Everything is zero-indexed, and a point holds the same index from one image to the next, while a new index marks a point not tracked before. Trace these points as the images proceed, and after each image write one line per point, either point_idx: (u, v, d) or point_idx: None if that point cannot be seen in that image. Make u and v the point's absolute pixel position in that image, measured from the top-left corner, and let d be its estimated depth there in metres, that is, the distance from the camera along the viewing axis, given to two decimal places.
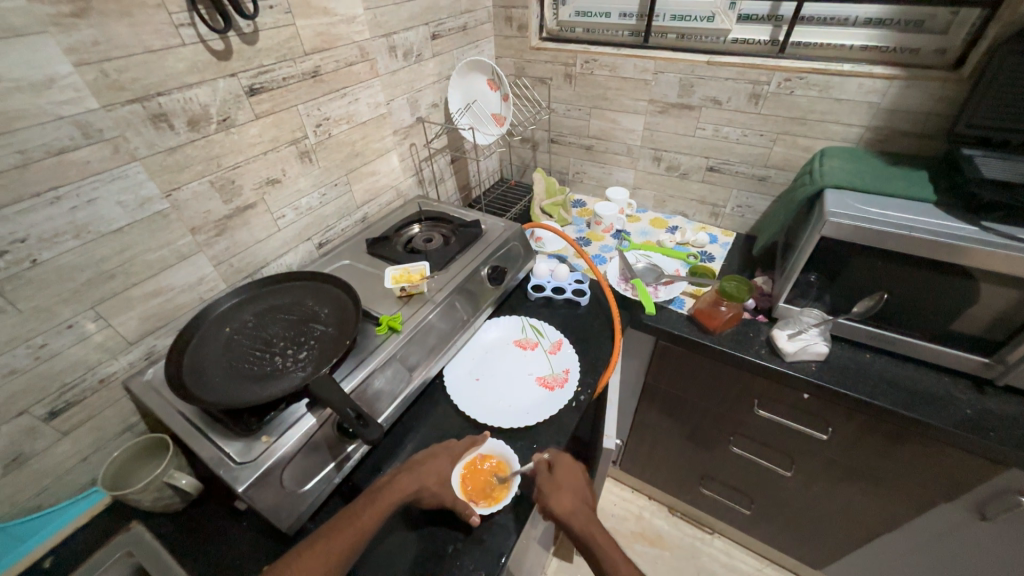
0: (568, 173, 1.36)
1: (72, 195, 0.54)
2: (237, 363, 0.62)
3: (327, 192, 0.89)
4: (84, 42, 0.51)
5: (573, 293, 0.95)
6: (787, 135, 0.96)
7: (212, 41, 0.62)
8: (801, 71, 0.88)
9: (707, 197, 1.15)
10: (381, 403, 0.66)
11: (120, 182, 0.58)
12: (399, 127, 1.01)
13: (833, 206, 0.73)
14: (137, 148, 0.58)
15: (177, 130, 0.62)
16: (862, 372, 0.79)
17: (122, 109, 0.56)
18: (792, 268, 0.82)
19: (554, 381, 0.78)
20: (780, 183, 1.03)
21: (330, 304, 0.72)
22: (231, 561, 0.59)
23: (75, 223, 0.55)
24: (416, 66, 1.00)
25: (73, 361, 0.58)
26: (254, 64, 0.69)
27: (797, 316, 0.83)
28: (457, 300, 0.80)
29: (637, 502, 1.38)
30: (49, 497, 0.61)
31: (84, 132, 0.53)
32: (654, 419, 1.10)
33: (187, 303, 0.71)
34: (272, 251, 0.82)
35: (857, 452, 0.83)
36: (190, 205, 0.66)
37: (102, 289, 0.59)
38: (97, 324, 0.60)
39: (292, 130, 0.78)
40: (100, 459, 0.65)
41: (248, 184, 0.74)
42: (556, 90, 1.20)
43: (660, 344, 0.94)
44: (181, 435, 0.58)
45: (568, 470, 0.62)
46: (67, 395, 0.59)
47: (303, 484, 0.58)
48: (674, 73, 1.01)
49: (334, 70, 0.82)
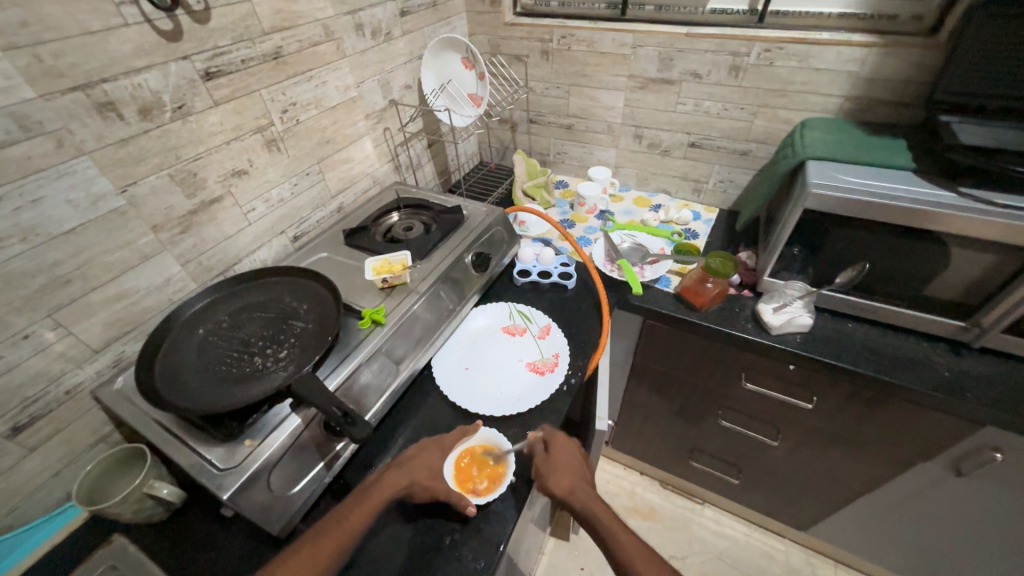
0: (549, 154, 1.33)
1: (14, 194, 0.49)
2: (212, 366, 0.59)
3: (298, 182, 0.85)
4: (10, 23, 0.46)
5: (560, 276, 0.94)
6: (767, 108, 0.95)
7: (159, 20, 0.57)
8: (780, 41, 0.87)
9: (689, 173, 1.14)
10: (369, 399, 0.65)
11: (68, 178, 0.53)
12: (370, 111, 0.96)
13: (816, 177, 0.72)
14: (83, 140, 0.54)
15: (127, 120, 0.57)
16: (845, 341, 0.80)
17: (63, 98, 0.51)
18: (776, 242, 0.82)
19: (544, 365, 0.77)
20: (762, 156, 1.03)
21: (309, 299, 0.69)
22: (222, 568, 0.57)
23: (20, 226, 0.50)
24: (386, 45, 0.95)
25: (34, 373, 0.55)
26: (209, 45, 0.64)
27: (782, 289, 0.84)
28: (442, 290, 0.78)
29: (629, 478, 1.40)
30: (21, 517, 0.58)
31: (21, 124, 0.48)
32: (644, 397, 1.11)
33: (155, 306, 0.67)
34: (244, 246, 0.78)
35: (840, 418, 0.85)
36: (149, 200, 0.62)
37: (59, 295, 0.55)
38: (56, 332, 0.56)
39: (257, 117, 0.73)
40: (73, 473, 0.62)
41: (212, 176, 0.70)
42: (534, 68, 1.17)
43: (648, 324, 0.94)
44: (158, 444, 0.55)
45: (565, 451, 0.62)
46: (31, 409, 0.55)
47: (292, 486, 0.56)
48: (653, 46, 0.98)
49: (297, 51, 0.77)
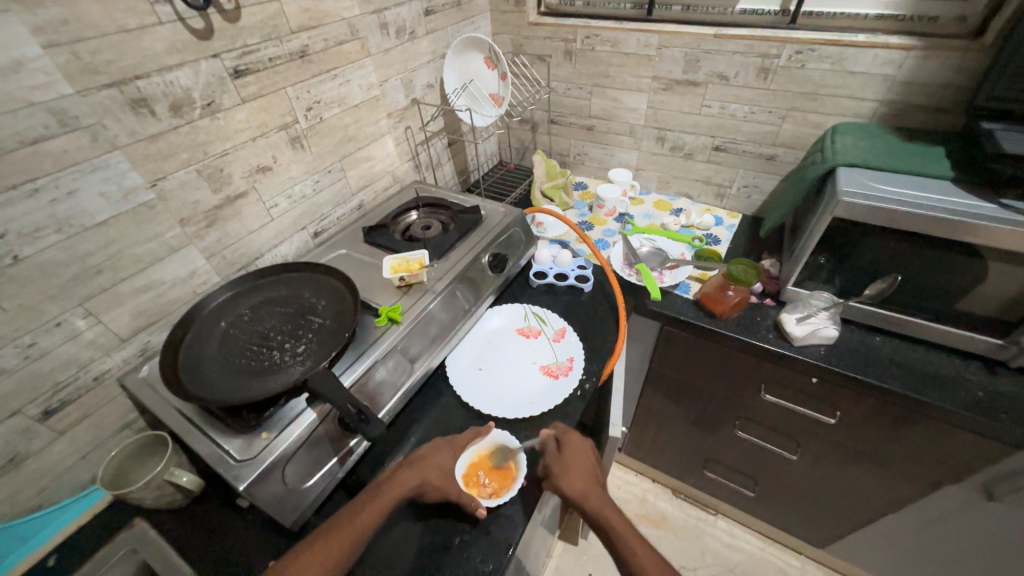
0: (569, 155, 1.32)
1: (51, 186, 0.51)
2: (232, 358, 0.61)
3: (321, 179, 0.86)
4: (51, 21, 0.47)
5: (576, 279, 0.93)
6: (797, 112, 0.93)
7: (191, 19, 0.59)
8: (813, 42, 0.84)
9: (712, 178, 1.12)
10: (384, 395, 0.65)
11: (101, 172, 0.55)
12: (393, 110, 0.97)
13: (846, 184, 0.70)
14: (117, 135, 0.55)
15: (159, 116, 0.59)
16: (872, 355, 0.77)
17: (99, 94, 0.53)
18: (801, 250, 0.79)
19: (558, 369, 0.76)
20: (789, 161, 1.00)
21: (327, 295, 0.70)
22: (237, 557, 0.58)
23: (56, 217, 0.52)
24: (409, 44, 0.96)
25: (64, 359, 0.57)
26: (239, 43, 0.65)
27: (805, 300, 0.82)
28: (458, 289, 0.78)
29: (640, 485, 1.38)
30: (50, 497, 0.60)
31: (59, 119, 0.50)
32: (658, 404, 1.10)
33: (180, 297, 0.68)
34: (266, 242, 0.79)
35: (863, 434, 0.82)
36: (177, 194, 0.64)
37: (91, 284, 0.57)
38: (87, 320, 0.58)
39: (282, 115, 0.75)
40: (99, 457, 0.64)
41: (238, 172, 0.71)
42: (556, 68, 1.16)
43: (665, 330, 0.92)
44: (179, 433, 0.57)
45: (578, 451, 0.61)
46: (61, 394, 0.58)
47: (306, 479, 0.57)
48: (679, 48, 0.97)
49: (323, 50, 0.78)
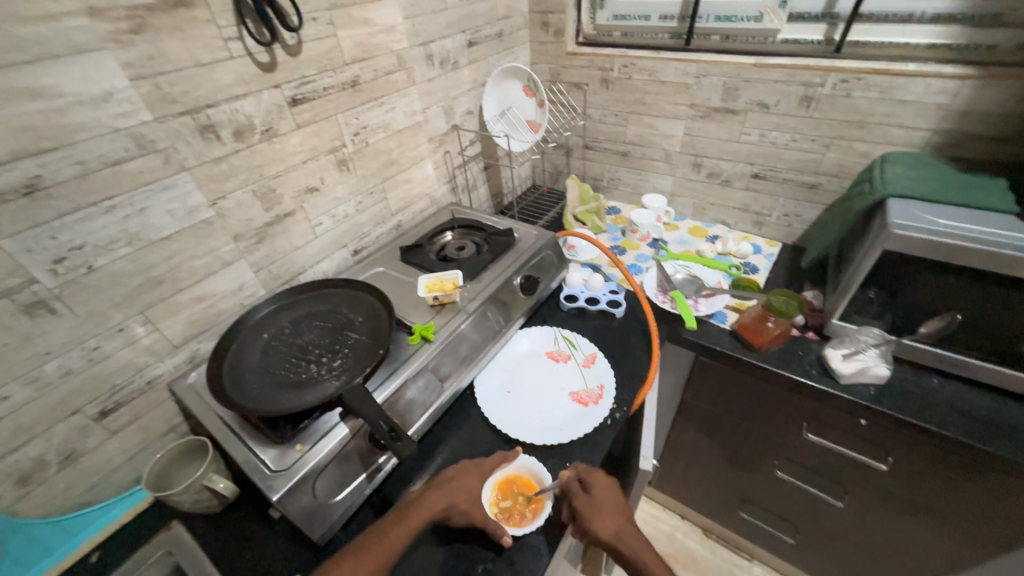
0: (602, 179, 1.33)
1: (125, 204, 0.56)
2: (273, 370, 0.63)
3: (363, 200, 0.90)
4: (139, 57, 0.53)
5: (608, 304, 0.92)
6: (842, 140, 0.90)
7: (258, 54, 0.64)
8: (860, 71, 0.82)
9: (750, 205, 1.09)
10: (414, 414, 0.66)
11: (170, 192, 0.59)
12: (433, 135, 1.01)
13: (897, 216, 0.67)
14: (186, 158, 0.60)
15: (223, 140, 0.64)
16: (929, 398, 0.72)
17: (173, 121, 0.57)
18: (848, 283, 0.76)
19: (588, 396, 0.75)
20: (833, 190, 0.97)
21: (364, 312, 0.72)
22: (264, 567, 0.59)
23: (127, 231, 0.57)
24: (452, 73, 1.00)
25: (123, 363, 0.61)
26: (298, 74, 0.70)
27: (854, 335, 0.77)
28: (489, 310, 0.79)
29: (668, 521, 1.32)
30: (98, 494, 0.63)
31: (138, 143, 0.55)
32: (691, 437, 1.05)
33: (228, 308, 0.72)
34: (309, 258, 0.83)
35: (919, 484, 0.76)
36: (233, 212, 0.68)
37: (152, 294, 0.61)
38: (145, 328, 0.62)
39: (332, 139, 0.79)
40: (144, 458, 0.67)
41: (288, 193, 0.75)
42: (593, 95, 1.18)
43: (700, 360, 0.89)
44: (220, 440, 0.59)
45: (607, 492, 0.58)
46: (117, 396, 0.61)
47: (335, 494, 0.57)
48: (718, 76, 0.97)
49: (372, 79, 0.82)
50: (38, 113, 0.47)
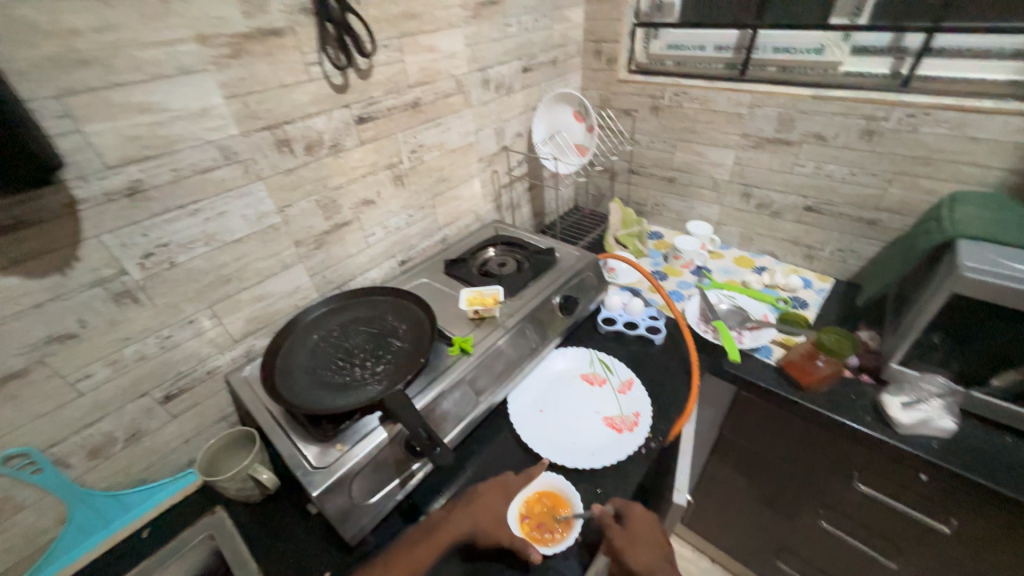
0: (646, 204, 1.32)
1: (207, 208, 0.61)
2: (320, 370, 0.66)
3: (413, 214, 0.94)
4: (234, 78, 0.59)
5: (647, 329, 0.91)
6: (906, 176, 0.86)
7: (334, 76, 0.69)
8: (928, 107, 0.79)
9: (802, 238, 1.06)
10: (448, 424, 0.67)
11: (245, 199, 0.65)
12: (483, 155, 1.05)
13: (968, 259, 0.63)
14: (262, 169, 0.66)
15: (296, 154, 0.69)
16: (1001, 459, 0.66)
17: (255, 135, 0.63)
18: (910, 326, 0.71)
19: (622, 423, 0.73)
20: (894, 227, 0.92)
21: (407, 321, 0.75)
22: (297, 561, 0.61)
23: (206, 233, 0.62)
24: (505, 97, 1.04)
25: (189, 352, 0.66)
26: (366, 95, 0.75)
27: (915, 381, 0.72)
28: (527, 328, 0.80)
29: (697, 564, 1.25)
30: (154, 473, 0.68)
31: (224, 154, 0.61)
32: (727, 476, 1.01)
33: (283, 309, 0.77)
34: (360, 265, 0.87)
35: (988, 554, 0.69)
36: (297, 220, 0.73)
37: (220, 291, 0.67)
38: (211, 321, 0.67)
39: (390, 156, 0.84)
40: (197, 444, 0.71)
41: (347, 204, 0.80)
42: (641, 122, 1.19)
43: (741, 395, 0.86)
44: (267, 433, 0.62)
45: (643, 524, 0.57)
46: (181, 383, 0.66)
47: (370, 496, 0.60)
48: (773, 107, 0.95)
49: (432, 101, 0.87)
50: (146, 125, 0.53)
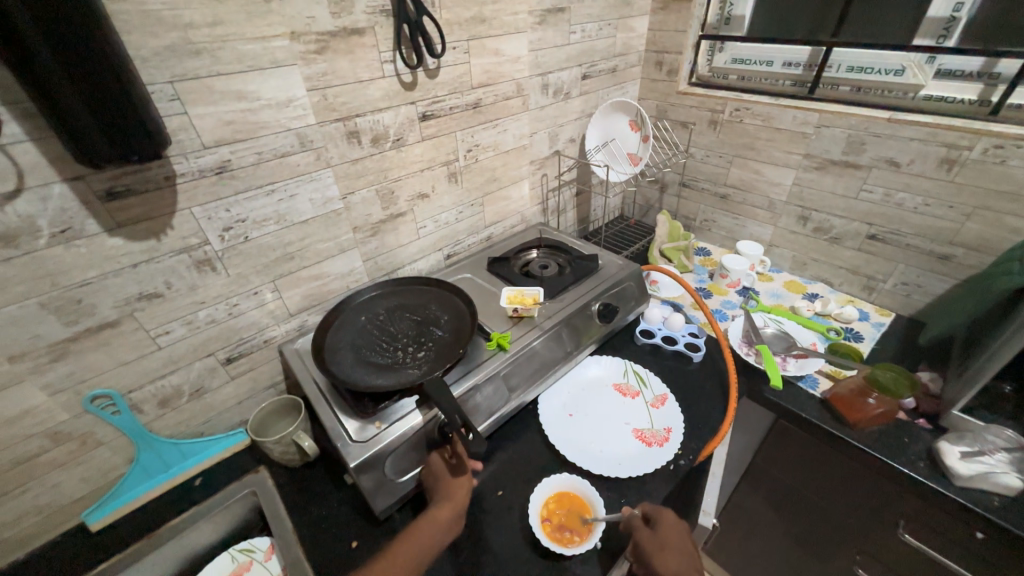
0: (695, 219, 1.29)
1: (281, 190, 0.66)
2: (365, 350, 0.70)
3: (463, 211, 0.97)
4: (317, 72, 0.64)
5: (685, 346, 0.90)
6: (987, 211, 0.80)
7: (404, 75, 0.73)
8: (1020, 138, 0.73)
9: (862, 267, 1.00)
10: (479, 416, 0.69)
11: (314, 184, 0.70)
12: (536, 158, 1.07)
13: None
14: (332, 157, 0.70)
15: (363, 145, 0.73)
16: None
17: (329, 126, 0.68)
18: (978, 372, 0.66)
19: (652, 437, 0.73)
20: (969, 265, 0.86)
21: (449, 312, 0.78)
22: (328, 526, 0.65)
23: (278, 213, 0.68)
24: (563, 103, 1.05)
25: (251, 321, 0.71)
26: (431, 94, 0.79)
27: (979, 432, 0.67)
28: (564, 331, 0.80)
29: None
30: (210, 428, 0.74)
31: (301, 142, 0.66)
32: (756, 505, 0.97)
33: (335, 289, 0.82)
34: (409, 255, 0.91)
35: None
36: (358, 207, 0.78)
37: (283, 267, 0.72)
38: (273, 294, 0.73)
39: (447, 153, 0.87)
40: (248, 405, 0.77)
41: (403, 196, 0.84)
42: (698, 135, 1.17)
43: (780, 424, 0.83)
44: (313, 403, 0.67)
45: (674, 531, 0.56)
46: (241, 348, 0.72)
47: (402, 475, 0.63)
48: (842, 128, 0.91)
49: (492, 103, 0.90)
50: (239, 111, 0.58)
